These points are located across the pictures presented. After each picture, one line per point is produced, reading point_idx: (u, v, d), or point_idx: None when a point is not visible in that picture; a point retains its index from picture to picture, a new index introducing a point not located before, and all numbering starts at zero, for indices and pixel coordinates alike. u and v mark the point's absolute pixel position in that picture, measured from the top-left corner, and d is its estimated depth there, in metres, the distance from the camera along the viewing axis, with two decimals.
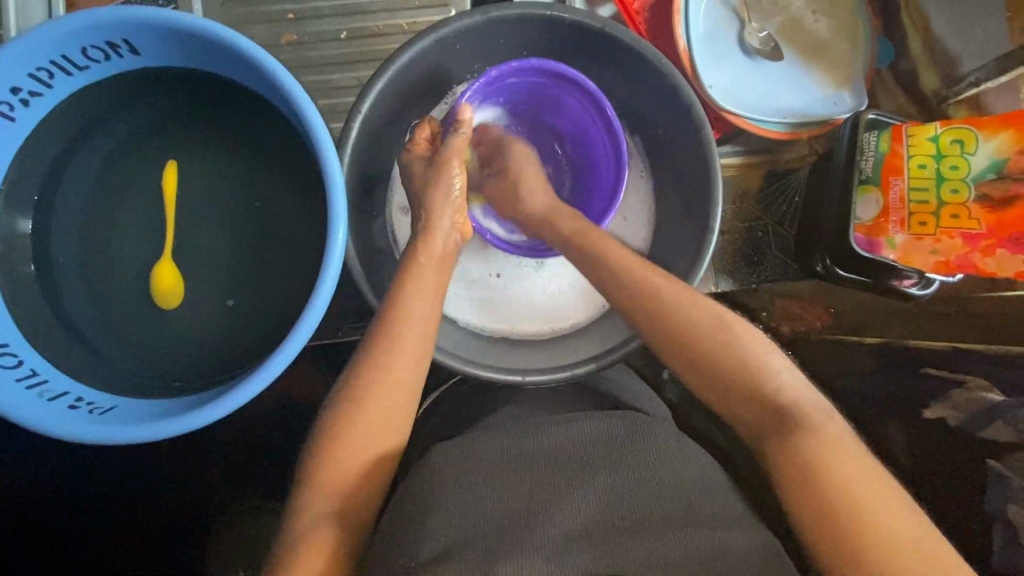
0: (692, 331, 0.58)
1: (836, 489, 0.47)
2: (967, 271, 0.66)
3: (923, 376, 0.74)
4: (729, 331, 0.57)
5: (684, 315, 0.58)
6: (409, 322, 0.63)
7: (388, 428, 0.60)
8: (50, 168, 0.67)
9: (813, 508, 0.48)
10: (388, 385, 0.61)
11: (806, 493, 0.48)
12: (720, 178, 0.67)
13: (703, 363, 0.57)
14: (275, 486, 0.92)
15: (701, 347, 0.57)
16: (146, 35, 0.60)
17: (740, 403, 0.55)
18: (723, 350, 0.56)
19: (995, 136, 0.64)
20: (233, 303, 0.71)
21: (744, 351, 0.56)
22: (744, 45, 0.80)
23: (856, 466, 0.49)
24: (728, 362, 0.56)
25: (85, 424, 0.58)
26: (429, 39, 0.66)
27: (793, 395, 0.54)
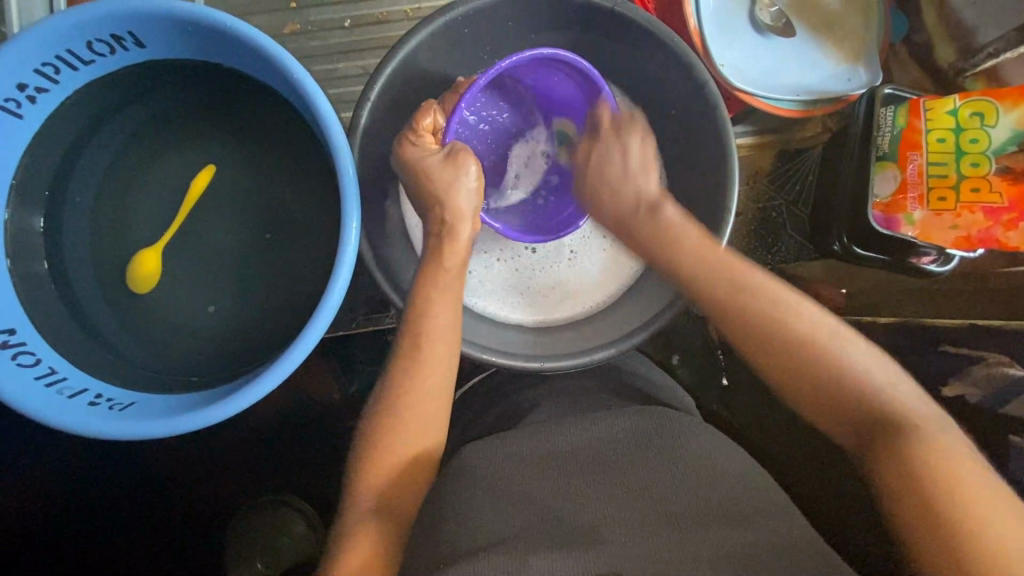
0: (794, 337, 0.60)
1: (949, 496, 0.48)
2: (989, 246, 0.65)
3: (941, 354, 0.75)
4: (825, 335, 0.60)
5: (784, 327, 0.61)
6: (437, 315, 0.63)
7: (424, 421, 0.60)
8: (59, 166, 0.66)
9: (920, 507, 0.49)
10: (419, 382, 0.61)
11: (914, 496, 0.49)
12: (736, 155, 0.66)
13: (789, 369, 0.60)
14: (296, 478, 0.93)
15: (787, 336, 0.60)
16: (151, 26, 0.59)
17: (811, 392, 0.59)
18: (825, 357, 0.59)
19: (1017, 107, 0.63)
20: (213, 309, 0.71)
21: (846, 354, 0.59)
22: (755, 22, 0.79)
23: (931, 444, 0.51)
24: (831, 371, 0.58)
25: (105, 422, 0.58)
26: (437, 23, 0.65)
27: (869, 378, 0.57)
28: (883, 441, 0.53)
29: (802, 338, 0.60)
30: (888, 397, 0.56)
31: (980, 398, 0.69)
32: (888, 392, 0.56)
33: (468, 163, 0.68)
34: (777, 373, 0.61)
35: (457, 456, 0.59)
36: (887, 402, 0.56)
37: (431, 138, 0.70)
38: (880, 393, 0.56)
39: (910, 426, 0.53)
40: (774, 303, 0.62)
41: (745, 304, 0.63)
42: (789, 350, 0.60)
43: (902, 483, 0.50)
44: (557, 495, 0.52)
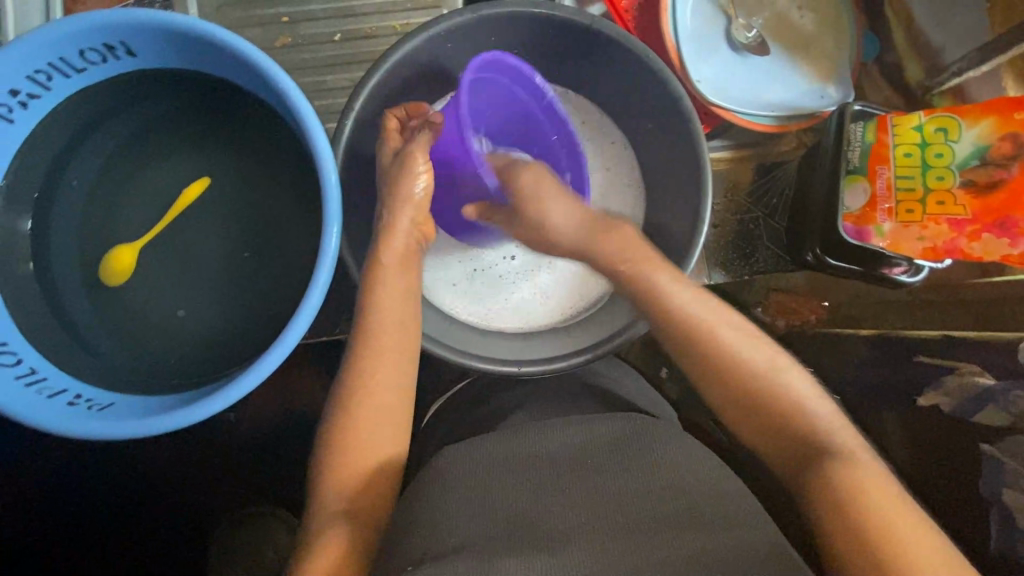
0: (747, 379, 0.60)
1: (874, 526, 0.48)
2: (954, 256, 0.67)
3: (918, 365, 0.76)
4: (762, 366, 0.61)
5: (742, 368, 0.61)
6: (389, 319, 0.64)
7: (387, 421, 0.62)
8: (49, 171, 0.68)
9: (842, 522, 0.50)
10: (374, 388, 0.62)
11: (840, 524, 0.50)
12: (710, 168, 0.68)
13: (745, 412, 0.60)
14: (282, 488, 0.93)
15: (742, 372, 0.61)
16: (142, 36, 0.61)
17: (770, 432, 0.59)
18: (749, 379, 0.60)
19: (978, 122, 0.64)
20: (182, 314, 0.71)
21: (770, 377, 0.60)
22: (731, 41, 0.81)
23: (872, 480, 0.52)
24: (770, 400, 0.59)
25: (83, 421, 0.59)
26: (421, 38, 0.67)
27: (819, 420, 0.58)
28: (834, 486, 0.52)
29: (748, 371, 0.61)
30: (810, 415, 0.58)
31: (954, 409, 0.70)
32: (826, 423, 0.57)
33: (417, 155, 0.68)
34: (725, 403, 0.62)
35: (438, 458, 0.60)
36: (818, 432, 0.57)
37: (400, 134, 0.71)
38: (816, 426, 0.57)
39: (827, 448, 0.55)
40: (728, 349, 0.62)
41: (705, 354, 0.62)
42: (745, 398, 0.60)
43: (828, 516, 0.51)
44: (536, 499, 0.53)
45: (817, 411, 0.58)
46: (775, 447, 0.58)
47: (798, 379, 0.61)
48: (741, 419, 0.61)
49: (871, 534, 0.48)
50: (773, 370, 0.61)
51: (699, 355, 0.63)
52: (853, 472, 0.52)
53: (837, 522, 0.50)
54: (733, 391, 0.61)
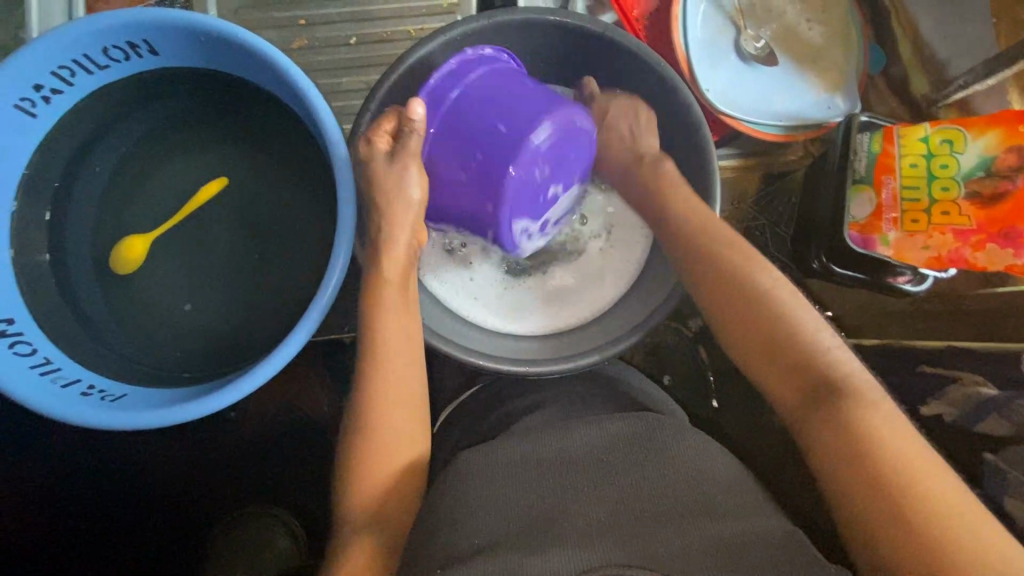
0: (769, 320, 0.60)
1: (882, 467, 0.48)
2: (959, 266, 0.68)
3: (921, 374, 0.77)
4: (791, 312, 0.60)
5: (765, 306, 0.60)
6: (394, 316, 0.67)
7: (408, 418, 0.66)
8: (68, 165, 0.69)
9: (851, 470, 0.49)
10: (386, 385, 0.65)
11: (847, 462, 0.50)
12: (717, 173, 0.69)
13: (765, 355, 0.59)
14: (287, 486, 0.94)
15: (769, 318, 0.60)
16: (164, 35, 0.63)
17: (786, 379, 0.57)
18: (772, 323, 0.59)
19: (983, 134, 0.65)
20: (190, 309, 0.72)
21: (798, 322, 0.59)
22: (740, 51, 0.83)
23: (892, 427, 0.50)
24: (792, 340, 0.58)
25: (97, 411, 0.59)
26: (436, 42, 0.68)
27: (847, 367, 0.56)
28: (849, 433, 0.51)
29: (778, 319, 0.59)
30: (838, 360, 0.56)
31: (956, 418, 0.71)
32: (843, 367, 0.56)
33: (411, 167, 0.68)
34: (745, 348, 0.61)
35: (458, 460, 0.64)
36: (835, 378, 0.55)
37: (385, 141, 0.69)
38: (838, 371, 0.55)
39: (852, 393, 0.53)
40: (752, 294, 0.62)
41: (745, 303, 0.62)
42: (773, 341, 0.59)
43: (838, 451, 0.50)
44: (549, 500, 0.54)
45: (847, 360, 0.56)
46: (789, 389, 0.57)
47: (826, 327, 0.59)
48: (757, 364, 0.60)
49: (884, 480, 0.47)
50: (800, 315, 0.59)
51: (725, 301, 0.63)
52: (872, 420, 0.51)
53: (845, 466, 0.50)
54: (751, 333, 0.60)
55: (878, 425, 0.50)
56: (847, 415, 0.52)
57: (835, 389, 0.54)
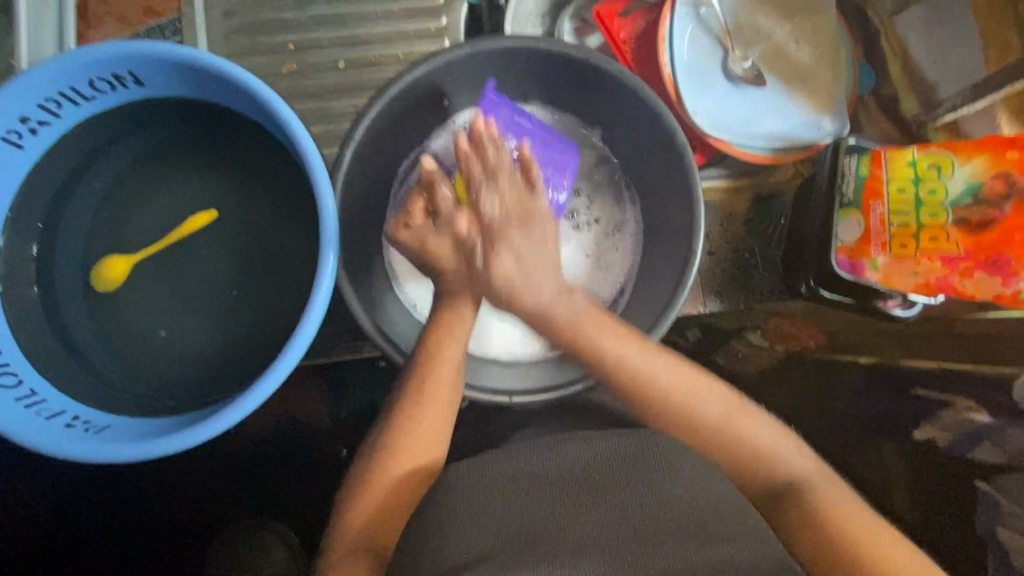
0: (686, 423, 0.66)
1: (848, 550, 0.57)
2: (947, 293, 0.66)
3: (914, 398, 0.76)
4: (712, 401, 0.66)
5: (668, 400, 0.65)
6: (446, 357, 0.66)
7: (421, 451, 0.64)
8: (56, 195, 0.70)
9: (819, 557, 0.59)
10: (415, 422, 0.64)
11: (835, 559, 0.57)
12: (702, 202, 0.68)
13: (725, 458, 0.66)
14: (285, 502, 0.95)
15: (692, 422, 0.66)
16: (149, 67, 0.63)
17: (732, 477, 0.66)
18: (699, 427, 0.66)
19: (971, 160, 0.64)
20: (164, 335, 0.72)
21: (715, 418, 0.66)
22: (727, 72, 0.82)
23: (834, 500, 0.62)
24: (713, 434, 0.65)
25: (83, 444, 0.60)
26: (422, 70, 0.68)
27: (757, 443, 0.66)
28: (804, 525, 0.60)
29: (714, 431, 0.66)
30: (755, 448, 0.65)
31: (949, 443, 0.71)
32: (766, 450, 0.65)
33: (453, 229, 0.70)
34: (679, 442, 0.67)
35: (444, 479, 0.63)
36: (784, 477, 0.64)
37: (422, 217, 0.72)
38: (783, 467, 0.65)
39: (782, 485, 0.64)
40: (667, 387, 0.66)
41: (679, 442, 0.66)
42: (716, 451, 0.66)
43: (825, 550, 0.59)
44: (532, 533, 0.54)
45: (755, 440, 0.66)
46: (747, 481, 0.66)
47: (736, 410, 0.67)
48: (698, 466, 0.67)
49: (848, 555, 0.57)
50: (718, 413, 0.66)
51: (640, 405, 0.67)
52: (803, 500, 0.62)
53: (814, 553, 0.59)
54: (683, 437, 0.66)
55: (819, 508, 0.61)
56: (811, 511, 0.61)
57: (789, 490, 0.63)
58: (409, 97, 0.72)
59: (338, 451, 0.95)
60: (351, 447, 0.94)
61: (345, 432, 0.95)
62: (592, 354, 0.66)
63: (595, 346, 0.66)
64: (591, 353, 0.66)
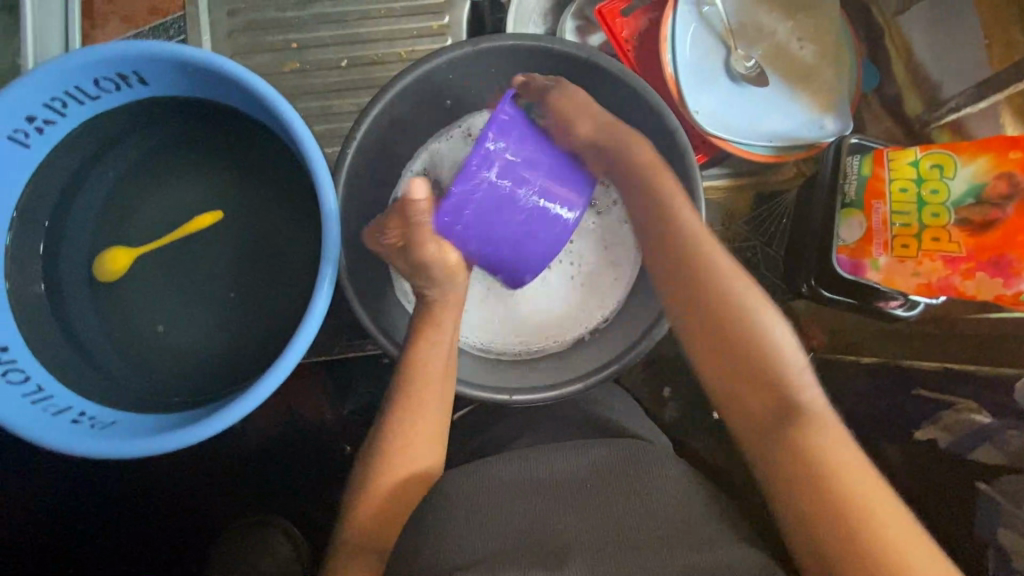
0: (730, 329, 0.63)
1: (853, 497, 0.52)
2: (949, 293, 0.66)
3: (915, 398, 0.77)
4: (757, 315, 0.63)
5: (726, 305, 0.63)
6: (431, 359, 0.67)
7: (417, 452, 0.65)
8: (62, 194, 0.70)
9: (808, 493, 0.53)
10: (410, 425, 0.65)
11: (812, 482, 0.53)
12: (704, 202, 0.68)
13: (733, 368, 0.62)
14: (290, 497, 0.96)
15: (734, 330, 0.63)
16: (153, 67, 0.64)
17: (754, 398, 0.60)
18: (741, 335, 0.62)
19: (974, 160, 0.64)
20: (162, 331, 0.73)
21: (764, 328, 0.62)
22: (729, 71, 0.82)
23: (846, 450, 0.55)
24: (759, 346, 0.62)
25: (89, 440, 0.61)
26: (424, 68, 0.69)
27: (804, 391, 0.60)
28: (811, 463, 0.54)
29: (755, 342, 0.62)
30: (790, 381, 0.60)
31: (949, 444, 0.71)
32: (803, 390, 0.60)
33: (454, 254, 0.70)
34: (704, 357, 0.64)
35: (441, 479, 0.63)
36: (799, 406, 0.59)
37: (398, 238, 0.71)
38: (803, 401, 0.59)
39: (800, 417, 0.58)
40: (714, 290, 0.64)
41: (703, 294, 0.64)
42: (740, 362, 0.62)
43: (809, 489, 0.53)
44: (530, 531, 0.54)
45: (795, 371, 0.61)
46: (757, 406, 0.60)
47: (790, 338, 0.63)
48: (709, 371, 0.64)
49: (844, 501, 0.51)
50: (776, 336, 0.62)
51: (682, 303, 0.66)
52: (821, 434, 0.56)
53: (808, 481, 0.54)
54: (717, 348, 0.63)
55: (838, 453, 0.55)
56: (804, 441, 0.56)
57: (795, 413, 0.58)
58: (410, 96, 0.72)
59: (342, 447, 0.95)
60: (355, 443, 0.95)
61: (349, 427, 0.96)
62: (676, 270, 0.67)
63: (696, 270, 0.66)
64: (681, 253, 0.67)
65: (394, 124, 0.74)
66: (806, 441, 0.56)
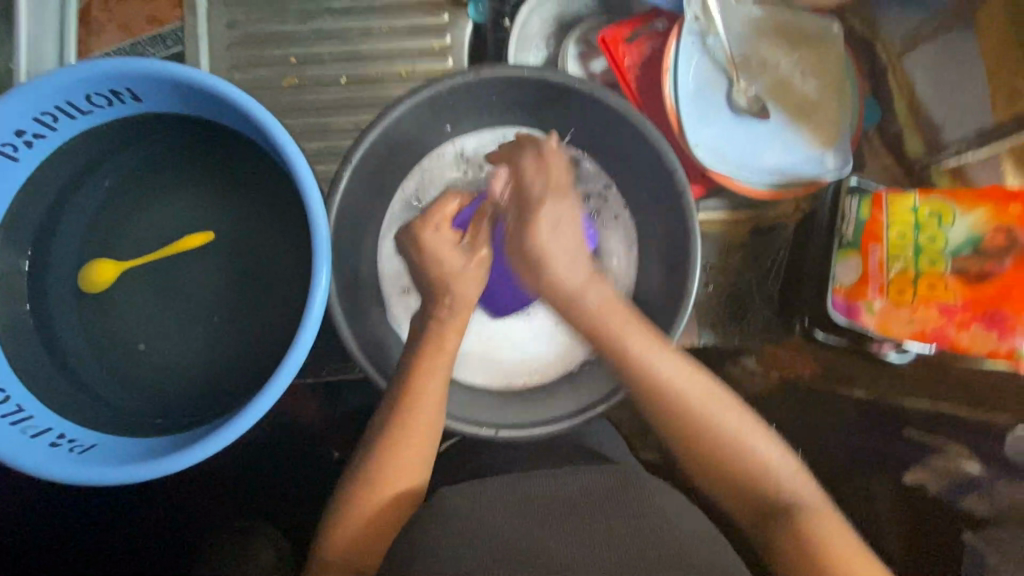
0: (692, 433, 0.64)
1: None
2: (942, 344, 0.65)
3: (903, 441, 0.76)
4: (719, 417, 0.64)
5: (686, 411, 0.64)
6: (426, 391, 0.66)
7: (403, 484, 0.63)
8: (50, 209, 0.69)
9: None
10: (397, 458, 0.64)
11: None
12: (699, 241, 0.68)
13: (711, 469, 0.64)
14: None
15: (703, 437, 0.64)
16: (146, 85, 0.63)
17: (740, 498, 0.63)
18: (708, 444, 0.64)
19: (973, 211, 0.64)
20: (144, 349, 0.72)
21: (727, 430, 0.64)
22: (731, 103, 0.82)
23: (842, 538, 0.57)
24: (724, 446, 0.63)
25: (69, 465, 0.60)
26: (423, 95, 0.68)
27: (776, 471, 0.63)
28: (812, 557, 0.56)
29: (730, 449, 0.63)
30: (767, 473, 0.62)
31: None
32: (783, 479, 0.62)
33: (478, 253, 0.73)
34: (683, 459, 0.66)
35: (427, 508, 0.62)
36: (782, 496, 0.61)
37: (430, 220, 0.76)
38: (783, 491, 0.61)
39: (789, 508, 0.60)
40: (682, 399, 0.65)
41: (672, 400, 0.65)
42: (727, 467, 0.63)
43: None
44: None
45: (768, 462, 0.63)
46: (745, 503, 0.63)
47: (751, 431, 0.65)
48: (698, 476, 0.65)
49: None
50: (735, 429, 0.64)
51: (654, 415, 0.66)
52: (817, 523, 0.58)
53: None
54: (693, 454, 0.65)
55: (833, 541, 0.57)
56: (800, 531, 0.58)
57: (783, 507, 0.60)
58: (408, 122, 0.71)
59: (330, 453, 0.92)
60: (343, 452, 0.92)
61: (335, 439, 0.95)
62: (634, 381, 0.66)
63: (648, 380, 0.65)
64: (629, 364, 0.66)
65: (390, 147, 0.73)
66: (800, 535, 0.58)
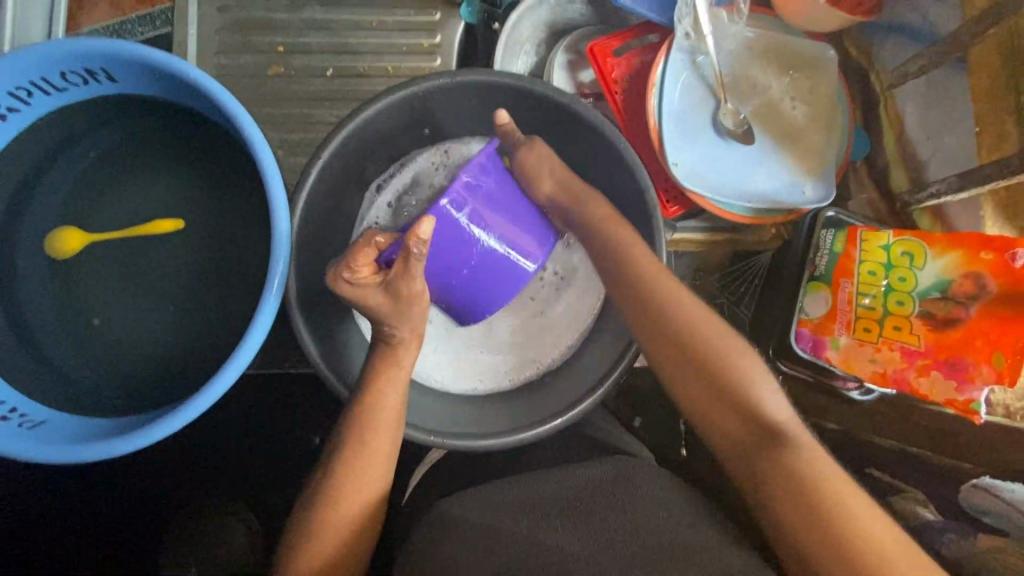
0: (678, 346, 0.61)
1: (836, 514, 0.48)
2: (902, 388, 0.64)
3: (868, 478, 0.75)
4: (717, 341, 0.60)
5: (677, 317, 0.62)
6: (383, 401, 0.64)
7: (361, 502, 0.61)
8: (21, 184, 0.69)
9: (793, 513, 0.50)
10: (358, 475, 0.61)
11: (806, 512, 0.49)
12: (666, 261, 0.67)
13: (700, 380, 0.59)
14: None
15: (702, 342, 0.60)
16: (119, 65, 0.63)
17: (726, 419, 0.57)
18: (702, 353, 0.59)
19: (944, 254, 0.61)
20: (99, 326, 0.72)
21: (722, 349, 0.59)
22: (716, 124, 0.80)
23: (827, 466, 0.52)
24: (718, 361, 0.59)
25: (16, 439, 0.60)
26: (400, 93, 0.67)
27: (767, 405, 0.56)
28: (796, 483, 0.51)
29: (724, 371, 0.58)
30: (756, 401, 0.56)
31: None
32: (773, 408, 0.56)
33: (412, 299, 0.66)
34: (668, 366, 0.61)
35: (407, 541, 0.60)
36: (768, 423, 0.55)
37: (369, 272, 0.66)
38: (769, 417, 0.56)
39: (777, 435, 0.54)
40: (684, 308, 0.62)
41: (675, 337, 0.61)
42: (720, 379, 0.58)
43: (792, 496, 0.50)
44: None
45: (763, 390, 0.57)
46: (730, 425, 0.57)
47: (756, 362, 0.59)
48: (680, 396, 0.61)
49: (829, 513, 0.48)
50: (734, 358, 0.59)
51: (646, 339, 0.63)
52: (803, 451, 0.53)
53: (785, 501, 0.50)
54: (679, 363, 0.60)
55: (812, 468, 0.51)
56: (791, 457, 0.52)
57: (771, 431, 0.55)
58: (383, 120, 0.70)
59: (302, 437, 0.90)
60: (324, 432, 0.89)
61: None
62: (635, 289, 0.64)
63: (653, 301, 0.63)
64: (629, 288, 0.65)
65: (365, 145, 0.73)
66: (783, 461, 0.52)
